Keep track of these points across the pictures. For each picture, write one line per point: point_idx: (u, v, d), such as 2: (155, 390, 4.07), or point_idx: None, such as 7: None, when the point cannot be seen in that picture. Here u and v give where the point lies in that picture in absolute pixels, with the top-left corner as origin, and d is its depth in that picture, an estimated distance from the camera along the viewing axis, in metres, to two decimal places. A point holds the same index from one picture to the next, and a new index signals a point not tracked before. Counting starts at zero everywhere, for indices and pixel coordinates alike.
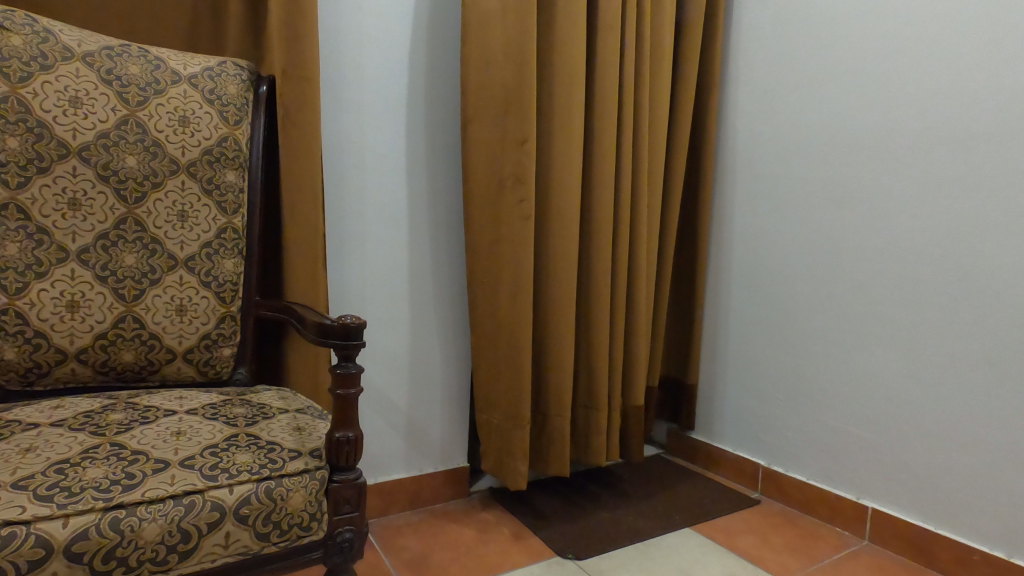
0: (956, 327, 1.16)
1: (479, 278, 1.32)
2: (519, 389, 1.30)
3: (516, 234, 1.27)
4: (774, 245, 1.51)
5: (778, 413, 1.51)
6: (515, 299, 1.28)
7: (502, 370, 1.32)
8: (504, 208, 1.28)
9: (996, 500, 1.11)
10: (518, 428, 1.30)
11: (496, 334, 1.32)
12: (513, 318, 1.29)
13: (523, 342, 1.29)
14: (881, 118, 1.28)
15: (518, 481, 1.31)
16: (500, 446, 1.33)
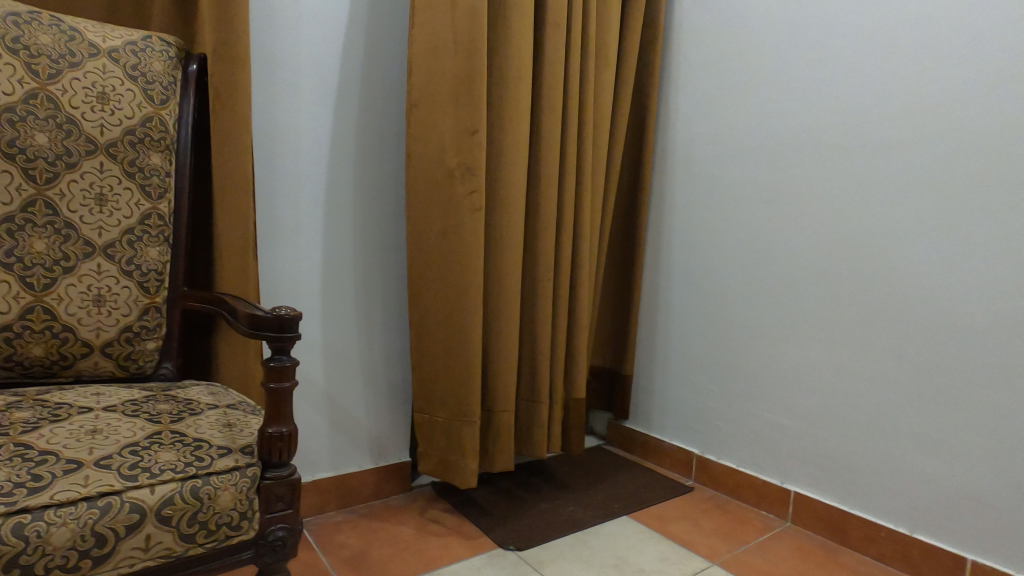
0: (868, 322, 1.25)
1: (425, 272, 1.30)
2: (468, 384, 1.29)
3: (469, 230, 1.26)
4: (710, 242, 1.58)
5: (713, 402, 1.57)
6: (457, 293, 1.28)
7: (448, 365, 1.31)
8: (451, 201, 1.27)
9: (900, 481, 1.21)
10: (467, 423, 1.30)
11: (442, 330, 1.30)
12: (462, 312, 1.28)
13: (471, 336, 1.28)
14: (800, 127, 1.37)
15: (468, 479, 1.30)
16: (447, 443, 1.32)
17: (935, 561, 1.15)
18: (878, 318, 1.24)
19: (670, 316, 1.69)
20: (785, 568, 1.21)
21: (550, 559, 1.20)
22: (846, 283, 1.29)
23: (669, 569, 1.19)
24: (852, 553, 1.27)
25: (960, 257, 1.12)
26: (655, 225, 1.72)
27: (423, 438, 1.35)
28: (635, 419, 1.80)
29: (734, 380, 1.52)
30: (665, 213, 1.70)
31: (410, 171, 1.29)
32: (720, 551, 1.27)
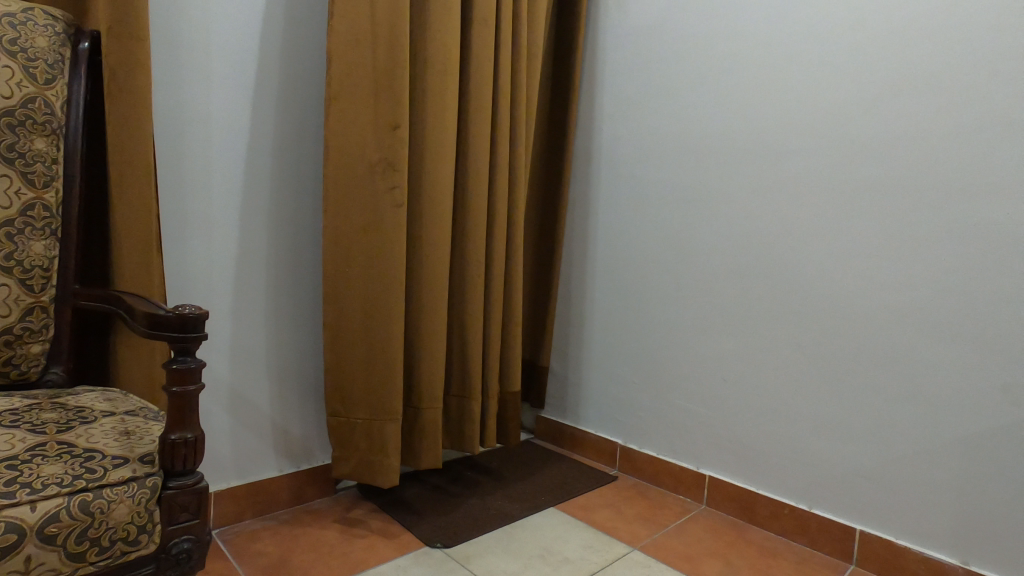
0: (771, 315, 1.35)
1: (352, 269, 1.26)
2: (389, 382, 1.28)
3: (389, 225, 1.25)
4: (632, 239, 1.63)
5: (636, 394, 1.64)
6: (383, 291, 1.26)
7: (367, 362, 1.28)
8: (375, 196, 1.24)
9: (798, 461, 1.31)
10: (388, 422, 1.28)
11: (365, 328, 1.27)
12: (383, 308, 1.26)
13: (393, 333, 1.27)
14: (713, 130, 1.45)
15: (390, 478, 1.28)
16: (369, 443, 1.29)
17: (829, 533, 1.26)
18: (783, 312, 1.33)
19: (596, 311, 1.74)
20: (698, 547, 1.28)
21: (477, 554, 1.21)
22: (755, 279, 1.37)
23: (592, 556, 1.23)
24: (758, 530, 1.37)
25: (851, 254, 1.22)
26: (582, 223, 1.77)
27: (341, 441, 1.30)
28: (563, 412, 1.84)
29: (654, 372, 1.59)
30: (591, 212, 1.74)
31: (327, 163, 1.23)
32: (641, 536, 1.32)
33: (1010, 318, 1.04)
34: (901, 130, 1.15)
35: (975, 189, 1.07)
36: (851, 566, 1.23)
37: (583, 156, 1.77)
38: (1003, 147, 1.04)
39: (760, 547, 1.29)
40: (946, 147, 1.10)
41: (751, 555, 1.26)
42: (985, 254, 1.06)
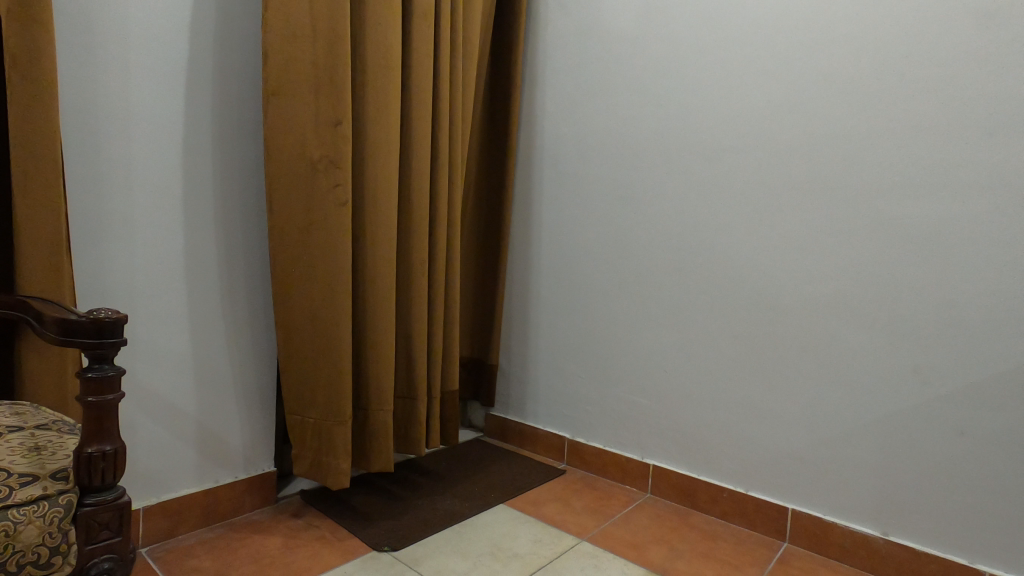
0: (708, 307, 1.40)
1: (292, 270, 1.22)
2: (334, 384, 1.24)
3: (331, 223, 1.21)
4: (577, 236, 1.66)
5: (582, 388, 1.66)
6: (325, 291, 1.22)
7: (311, 364, 1.24)
8: (316, 193, 1.20)
9: (735, 446, 1.37)
10: (337, 424, 1.24)
11: (308, 329, 1.23)
12: (326, 309, 1.23)
13: (337, 334, 1.23)
14: (651, 129, 1.49)
15: (341, 480, 1.25)
16: (319, 445, 1.26)
17: (765, 514, 1.32)
18: (719, 304, 1.38)
19: (541, 308, 1.75)
20: (643, 535, 1.32)
21: (425, 555, 1.19)
22: (693, 273, 1.42)
23: (541, 550, 1.24)
24: (699, 515, 1.42)
25: (779, 248, 1.29)
26: (526, 221, 1.78)
27: (295, 439, 1.26)
28: (512, 409, 1.85)
29: (599, 366, 1.62)
30: (535, 209, 1.76)
31: (268, 159, 1.18)
32: (590, 527, 1.34)
33: (919, 304, 1.12)
34: (822, 130, 1.22)
35: (887, 185, 1.15)
36: (786, 544, 1.29)
37: (526, 154, 1.78)
38: (910, 146, 1.12)
39: (702, 531, 1.34)
40: (861, 146, 1.18)
41: (693, 539, 1.31)
42: (897, 246, 1.14)
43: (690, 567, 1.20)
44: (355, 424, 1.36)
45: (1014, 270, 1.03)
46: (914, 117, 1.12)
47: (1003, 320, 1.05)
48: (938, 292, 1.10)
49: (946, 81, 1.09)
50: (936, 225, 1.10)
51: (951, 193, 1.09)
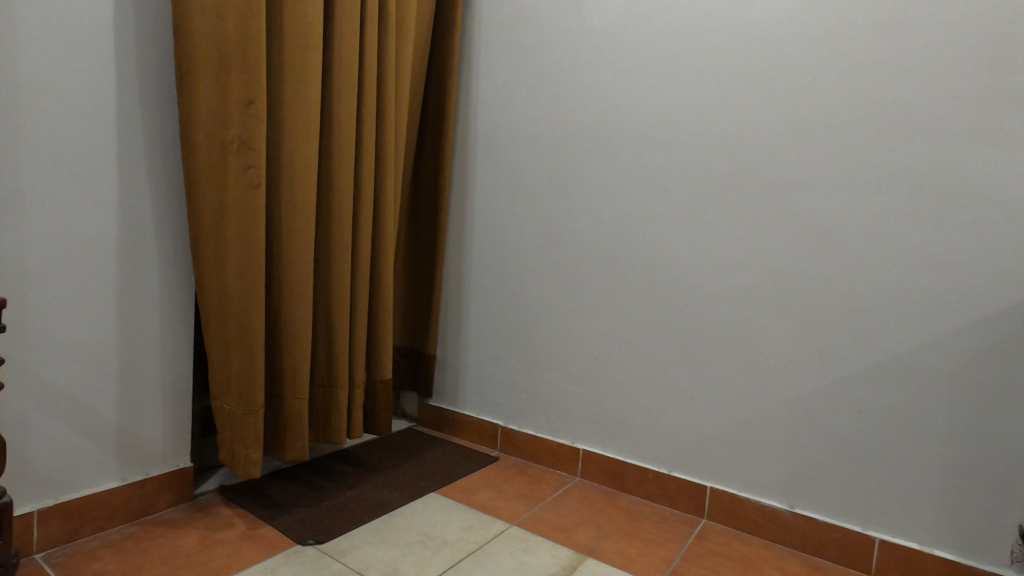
0: (636, 295, 1.44)
1: (205, 254, 1.15)
2: (250, 373, 1.19)
3: (243, 204, 1.15)
4: (511, 225, 1.66)
5: (515, 376, 1.68)
6: (241, 276, 1.17)
7: (222, 352, 1.19)
8: (228, 173, 1.14)
9: (659, 429, 1.43)
10: (249, 414, 1.20)
11: (222, 315, 1.18)
12: (240, 294, 1.17)
13: (255, 320, 1.18)
14: (585, 119, 1.50)
15: (251, 471, 1.22)
16: (231, 433, 1.21)
17: (686, 492, 1.39)
18: (647, 292, 1.42)
19: (475, 297, 1.75)
20: (573, 517, 1.35)
21: (352, 547, 1.17)
22: (624, 263, 1.46)
23: (472, 536, 1.25)
24: (627, 496, 1.47)
25: (702, 240, 1.34)
26: (462, 209, 1.76)
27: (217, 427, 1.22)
28: (445, 397, 1.84)
29: (532, 355, 1.64)
30: (470, 198, 1.74)
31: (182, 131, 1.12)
32: (520, 512, 1.36)
33: (827, 294, 1.20)
34: (744, 128, 1.28)
35: (800, 182, 1.22)
36: (705, 521, 1.36)
37: (462, 141, 1.75)
38: (822, 146, 1.20)
39: (628, 511, 1.39)
40: (778, 143, 1.24)
41: (620, 519, 1.36)
42: (808, 239, 1.22)
43: (615, 546, 1.24)
44: (269, 414, 1.31)
45: (907, 263, 1.12)
46: (827, 119, 1.19)
47: (897, 308, 1.14)
48: (841, 282, 1.19)
49: (853, 86, 1.16)
50: (842, 220, 1.18)
51: (856, 191, 1.16)
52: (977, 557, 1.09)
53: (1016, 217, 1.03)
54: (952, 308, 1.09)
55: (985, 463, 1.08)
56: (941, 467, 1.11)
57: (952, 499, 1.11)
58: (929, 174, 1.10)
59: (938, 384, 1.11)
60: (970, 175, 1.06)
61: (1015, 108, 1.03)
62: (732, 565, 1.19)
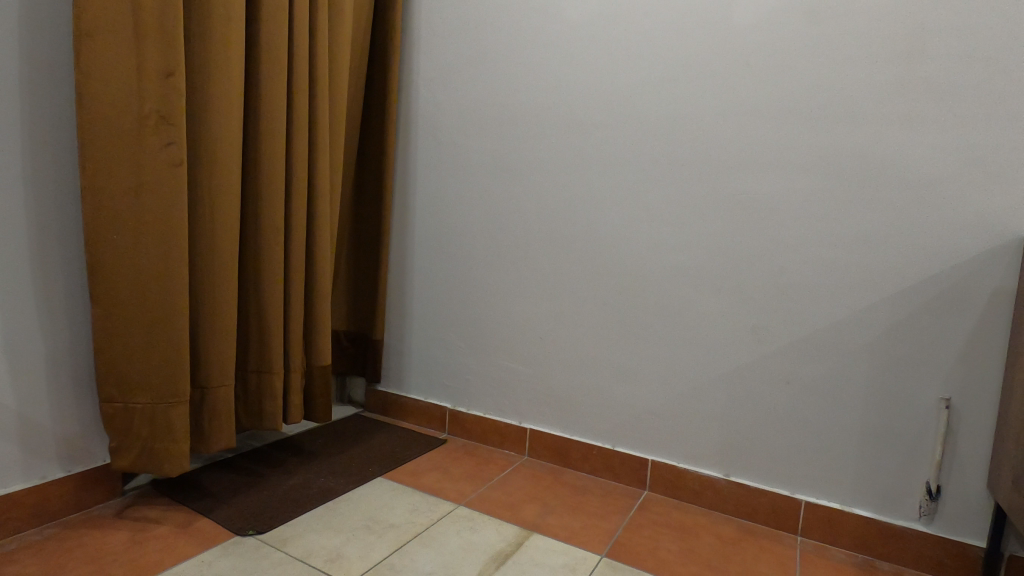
0: (579, 275, 1.46)
1: (109, 238, 1.07)
2: (171, 360, 1.14)
3: (163, 184, 1.09)
4: (456, 206, 1.64)
5: (461, 358, 1.67)
6: (159, 259, 1.11)
7: (136, 344, 1.12)
8: (141, 150, 1.07)
9: (601, 406, 1.46)
10: (175, 405, 1.15)
11: (138, 302, 1.11)
12: (161, 279, 1.12)
13: (176, 305, 1.13)
14: (529, 98, 1.50)
15: (180, 463, 1.17)
16: (150, 428, 1.14)
17: (628, 466, 1.43)
18: (590, 272, 1.44)
19: (420, 280, 1.73)
20: (519, 495, 1.37)
21: (294, 535, 1.15)
22: (567, 244, 1.47)
23: (417, 518, 1.25)
24: (572, 472, 1.50)
25: (642, 220, 1.37)
26: (405, 192, 1.73)
27: (114, 432, 1.12)
28: (391, 381, 1.82)
29: (478, 337, 1.64)
30: (413, 180, 1.71)
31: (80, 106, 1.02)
32: (466, 493, 1.37)
33: (758, 272, 1.25)
34: (682, 110, 1.30)
35: (734, 163, 1.26)
36: (646, 492, 1.41)
37: (404, 120, 1.72)
38: (755, 128, 1.23)
39: (573, 487, 1.42)
40: (714, 125, 1.27)
41: (565, 494, 1.39)
42: (742, 219, 1.26)
43: (559, 520, 1.27)
44: (192, 406, 1.26)
45: (831, 240, 1.18)
46: (759, 102, 1.23)
47: (822, 284, 1.20)
48: (771, 260, 1.24)
49: (783, 70, 1.20)
50: (773, 200, 1.23)
51: (785, 172, 1.21)
52: (892, 513, 1.17)
53: (927, 196, 1.10)
54: (870, 282, 1.16)
55: (898, 427, 1.16)
56: (860, 432, 1.19)
57: (870, 461, 1.18)
58: (850, 156, 1.15)
59: (857, 354, 1.18)
60: (887, 156, 1.12)
61: (927, 93, 1.09)
62: (670, 533, 1.24)
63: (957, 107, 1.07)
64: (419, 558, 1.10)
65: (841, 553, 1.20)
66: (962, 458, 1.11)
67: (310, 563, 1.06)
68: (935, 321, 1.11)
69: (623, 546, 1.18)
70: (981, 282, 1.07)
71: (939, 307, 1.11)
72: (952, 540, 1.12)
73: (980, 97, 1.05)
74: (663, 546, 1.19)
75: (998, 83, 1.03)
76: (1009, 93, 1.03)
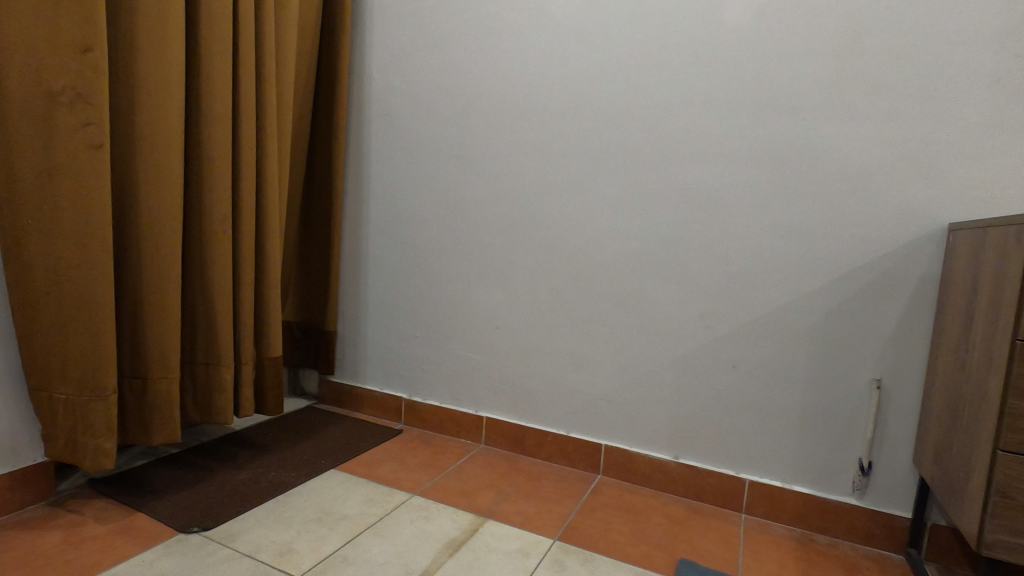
0: (535, 265, 1.47)
1: (33, 218, 1.03)
2: (94, 352, 1.09)
3: (79, 166, 1.03)
4: (411, 194, 1.62)
5: (416, 348, 1.66)
6: (85, 245, 1.05)
7: (55, 334, 1.07)
8: (55, 128, 1.01)
9: (556, 393, 1.48)
10: (95, 400, 1.10)
11: (57, 289, 1.06)
12: (84, 267, 1.06)
13: (98, 294, 1.08)
14: (483, 85, 1.48)
15: (102, 462, 1.11)
16: (72, 421, 1.10)
17: (583, 452, 1.46)
18: (545, 261, 1.45)
19: (375, 270, 1.70)
20: (475, 483, 1.38)
21: (242, 531, 1.12)
22: (521, 233, 1.47)
23: (371, 509, 1.24)
24: (528, 459, 1.52)
25: (595, 209, 1.38)
26: (358, 179, 1.69)
27: (43, 420, 1.10)
28: (346, 373, 1.79)
29: (433, 327, 1.63)
30: (366, 167, 1.68)
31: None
32: (422, 482, 1.37)
33: (707, 260, 1.29)
34: (632, 101, 1.32)
35: (683, 154, 1.28)
36: (600, 476, 1.44)
37: (357, 105, 1.67)
38: (702, 119, 1.26)
39: (529, 473, 1.44)
40: (665, 115, 1.29)
41: (520, 481, 1.40)
42: (689, 209, 1.29)
43: (514, 507, 1.28)
44: (130, 396, 1.22)
45: (773, 230, 1.23)
46: (706, 94, 1.25)
47: (765, 272, 1.24)
48: (718, 248, 1.27)
49: (729, 62, 1.23)
50: (719, 190, 1.26)
51: (731, 163, 1.25)
52: (828, 489, 1.24)
53: (861, 187, 1.15)
54: (809, 270, 1.21)
55: (834, 407, 1.22)
56: (799, 413, 1.24)
57: (809, 441, 1.24)
58: (792, 147, 1.20)
59: (797, 339, 1.23)
60: (825, 149, 1.17)
61: (861, 88, 1.14)
62: (621, 514, 1.27)
63: (888, 102, 1.12)
64: (372, 549, 1.09)
65: (781, 528, 1.26)
66: (890, 435, 1.18)
67: (259, 558, 1.04)
68: (868, 306, 1.17)
69: (576, 529, 1.20)
70: (910, 269, 1.13)
71: (872, 292, 1.16)
72: (882, 512, 1.19)
73: (912, 92, 1.10)
74: (615, 528, 1.22)
75: (926, 80, 1.09)
76: (935, 90, 1.09)
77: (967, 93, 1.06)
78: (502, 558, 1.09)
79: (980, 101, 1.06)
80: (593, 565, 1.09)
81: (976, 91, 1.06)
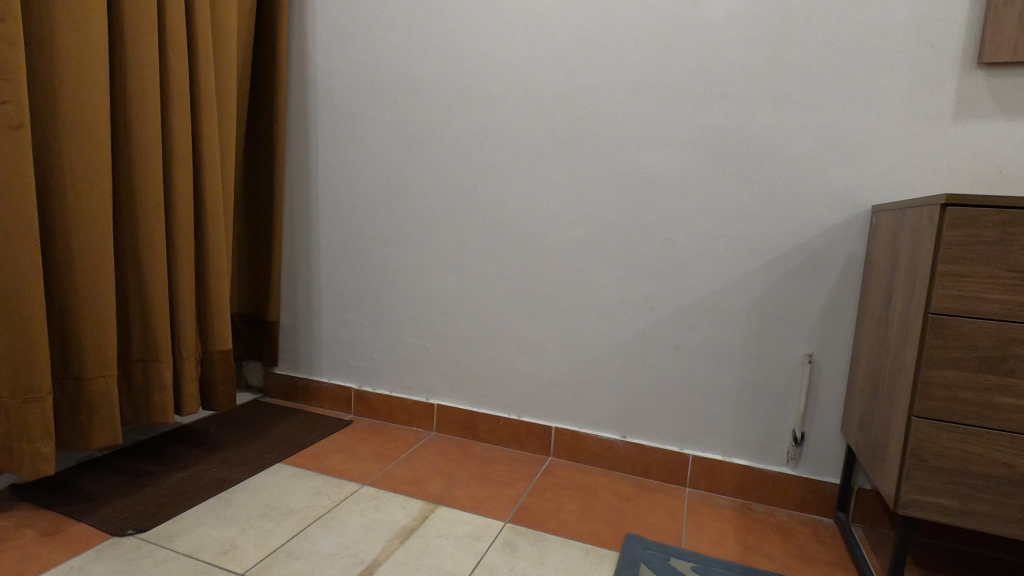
0: (485, 250, 1.46)
1: None
2: (21, 350, 1.02)
3: (3, 149, 0.97)
4: (356, 180, 1.57)
5: (366, 337, 1.63)
6: (8, 236, 0.99)
7: None
8: None
9: (507, 378, 1.49)
10: (33, 401, 1.04)
11: None
12: (7, 260, 0.99)
13: (27, 289, 1.01)
14: (430, 67, 1.45)
15: (40, 468, 1.06)
16: (6, 428, 1.04)
17: (534, 435, 1.47)
18: (494, 246, 1.45)
19: (321, 258, 1.65)
20: (427, 470, 1.37)
21: (181, 531, 1.08)
22: (468, 218, 1.46)
23: (320, 502, 1.21)
24: (480, 444, 1.52)
25: (543, 194, 1.38)
26: (301, 165, 1.64)
27: None
28: (293, 364, 1.74)
29: (383, 315, 1.60)
30: (309, 152, 1.62)
31: None
32: (372, 472, 1.35)
33: (652, 244, 1.31)
34: (577, 84, 1.32)
35: (627, 139, 1.30)
36: (551, 458, 1.46)
37: (298, 87, 1.61)
38: (645, 104, 1.28)
39: (480, 458, 1.45)
40: (611, 99, 1.30)
41: (472, 466, 1.41)
42: (633, 193, 1.31)
43: (466, 492, 1.29)
44: (68, 399, 1.15)
45: (712, 212, 1.26)
46: (649, 79, 1.27)
47: (706, 254, 1.28)
48: (662, 232, 1.30)
49: (670, 46, 1.25)
50: (662, 174, 1.28)
51: (674, 148, 1.27)
52: (765, 460, 1.30)
53: (794, 171, 1.20)
54: (747, 252, 1.25)
55: (771, 382, 1.27)
56: (739, 389, 1.30)
57: (748, 415, 1.30)
58: (731, 133, 1.23)
59: (737, 318, 1.28)
60: (760, 133, 1.21)
61: (794, 74, 1.18)
62: (572, 494, 1.30)
63: (819, 89, 1.16)
64: (320, 541, 1.08)
65: (723, 499, 1.32)
66: (820, 407, 1.25)
67: (200, 558, 1.01)
68: (802, 285, 1.23)
69: (527, 511, 1.22)
70: (839, 249, 1.19)
71: (805, 272, 1.22)
72: (814, 480, 1.26)
73: (841, 80, 1.15)
74: (565, 507, 1.24)
75: (853, 69, 1.14)
76: (860, 78, 1.14)
77: (890, 82, 1.12)
78: (453, 542, 1.09)
79: (900, 89, 1.12)
80: (542, 544, 1.10)
81: (897, 79, 1.11)
